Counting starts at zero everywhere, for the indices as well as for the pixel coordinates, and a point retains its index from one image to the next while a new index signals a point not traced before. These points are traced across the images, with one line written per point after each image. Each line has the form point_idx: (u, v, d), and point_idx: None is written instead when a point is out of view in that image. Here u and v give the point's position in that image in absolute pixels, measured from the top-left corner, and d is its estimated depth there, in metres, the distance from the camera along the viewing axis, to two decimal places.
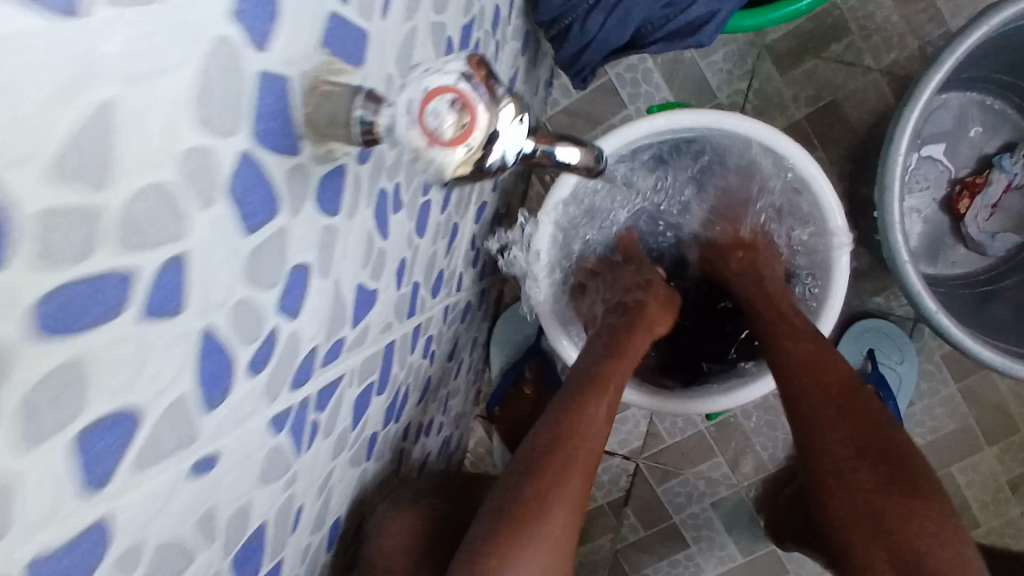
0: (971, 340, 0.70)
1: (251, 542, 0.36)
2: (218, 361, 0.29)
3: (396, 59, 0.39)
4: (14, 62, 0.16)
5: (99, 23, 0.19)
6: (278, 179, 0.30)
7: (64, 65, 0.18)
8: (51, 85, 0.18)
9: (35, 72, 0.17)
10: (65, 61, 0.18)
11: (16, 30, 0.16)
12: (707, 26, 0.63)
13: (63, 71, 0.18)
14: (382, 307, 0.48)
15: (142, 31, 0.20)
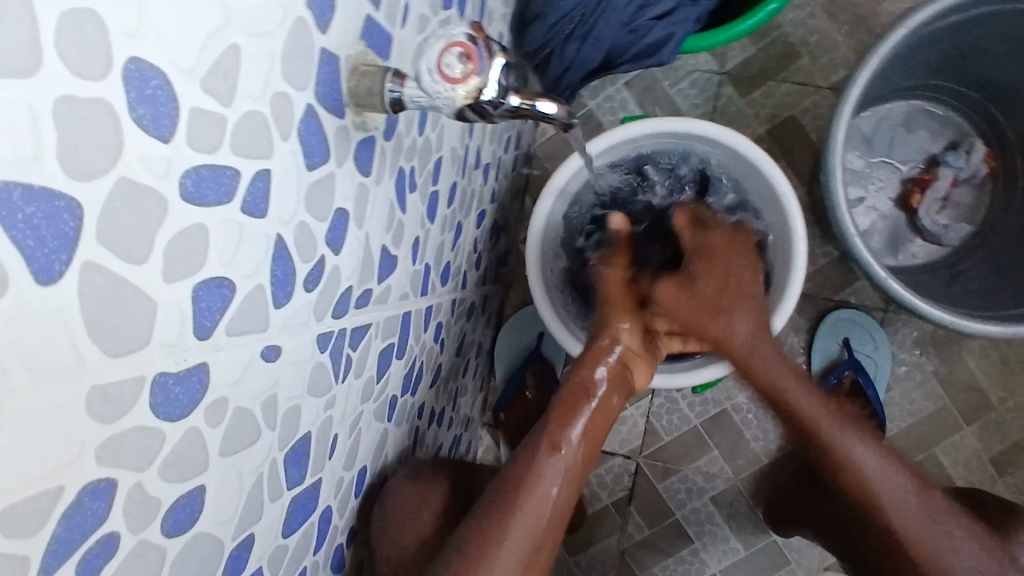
0: (919, 300, 0.77)
1: (298, 448, 0.43)
2: (285, 266, 0.37)
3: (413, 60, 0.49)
4: (189, 6, 0.26)
5: None
6: (331, 135, 0.39)
7: (211, 14, 0.28)
8: (204, 26, 0.27)
9: (196, 15, 0.27)
10: (212, 12, 0.28)
11: None
12: (666, 47, 0.75)
13: (210, 18, 0.28)
14: (401, 275, 0.57)
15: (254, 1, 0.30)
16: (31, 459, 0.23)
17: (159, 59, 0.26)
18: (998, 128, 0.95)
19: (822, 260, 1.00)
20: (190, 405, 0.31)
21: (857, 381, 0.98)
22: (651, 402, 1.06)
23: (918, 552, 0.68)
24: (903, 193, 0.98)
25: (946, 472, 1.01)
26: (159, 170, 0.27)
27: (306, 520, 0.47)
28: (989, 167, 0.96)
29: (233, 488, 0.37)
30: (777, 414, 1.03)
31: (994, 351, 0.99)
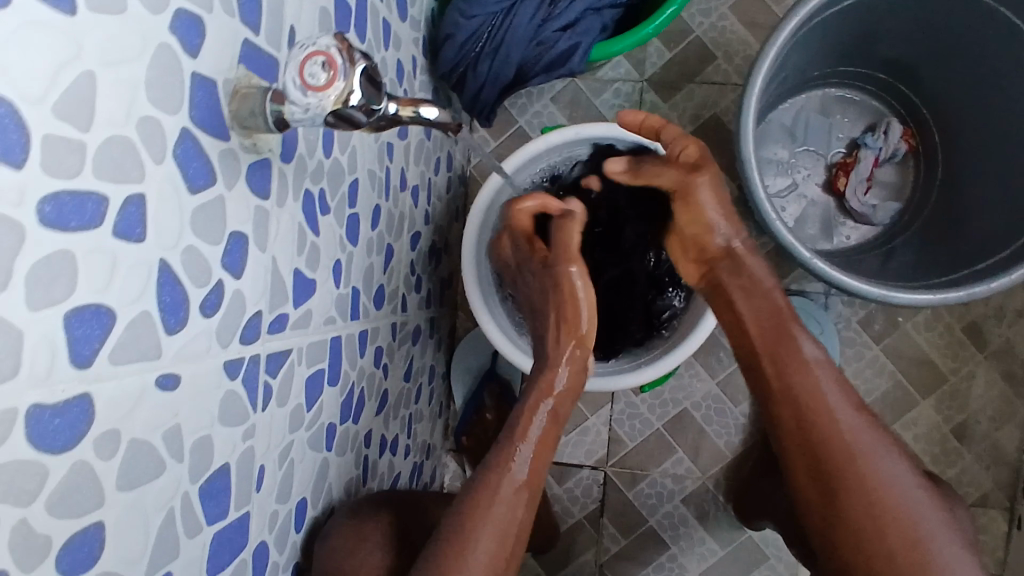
0: (837, 273, 0.79)
1: (216, 481, 0.42)
2: (174, 293, 0.37)
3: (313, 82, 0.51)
4: (31, 36, 0.26)
5: (81, 22, 0.29)
6: (214, 159, 0.39)
7: (63, 43, 0.28)
8: (55, 55, 0.28)
9: (45, 43, 0.27)
10: (64, 41, 0.28)
11: (33, 18, 0.26)
12: (574, 56, 0.77)
13: (62, 46, 0.28)
14: (323, 299, 0.56)
15: (113, 29, 0.31)
16: None
17: (3, 87, 0.25)
18: (913, 107, 0.99)
19: (760, 251, 1.02)
20: (73, 437, 0.30)
21: None
22: (611, 409, 1.05)
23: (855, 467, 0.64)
24: (829, 178, 1.01)
25: (910, 448, 1.02)
26: (12, 197, 0.26)
27: (236, 555, 0.46)
28: (908, 144, 1.00)
29: (137, 525, 0.36)
30: (735, 407, 1.03)
31: (939, 323, 1.02)
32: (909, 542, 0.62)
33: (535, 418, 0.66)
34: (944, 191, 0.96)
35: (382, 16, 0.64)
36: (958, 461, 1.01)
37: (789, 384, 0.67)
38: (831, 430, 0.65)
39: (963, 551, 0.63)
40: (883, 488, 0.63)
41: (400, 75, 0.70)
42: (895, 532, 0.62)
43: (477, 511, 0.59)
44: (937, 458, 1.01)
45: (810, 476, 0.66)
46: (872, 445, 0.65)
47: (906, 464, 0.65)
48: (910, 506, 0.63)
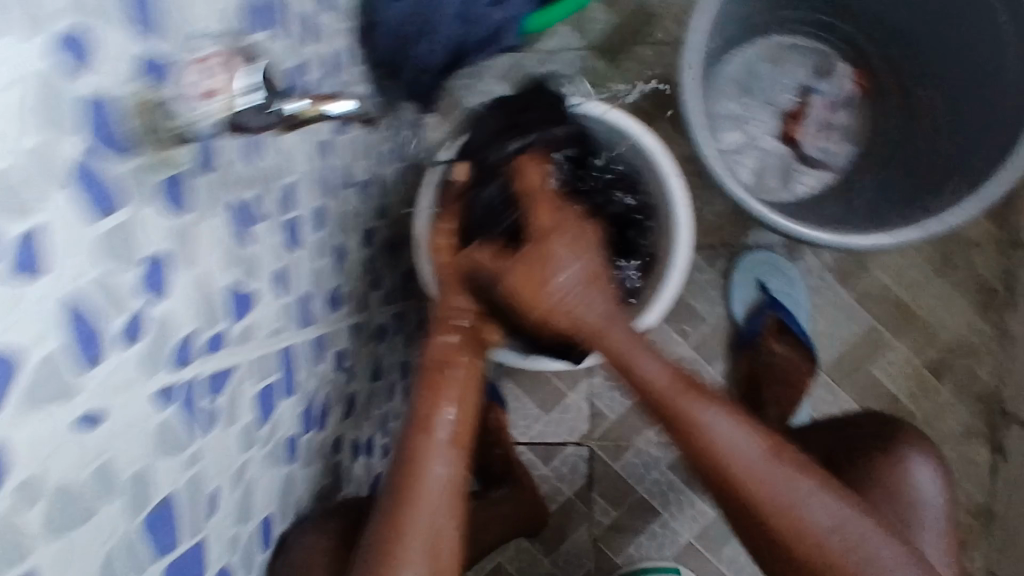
0: (790, 225, 0.77)
1: (159, 512, 0.41)
2: (87, 327, 0.35)
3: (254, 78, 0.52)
4: None
5: None
6: (118, 181, 0.37)
7: None
8: None
9: None
10: None
11: None
12: (506, 30, 0.76)
13: None
14: (266, 310, 0.54)
15: None
16: None
17: None
18: (861, 47, 0.98)
19: (724, 209, 1.01)
20: None
21: (781, 320, 0.99)
22: (590, 384, 1.05)
23: (773, 518, 0.66)
24: (783, 128, 1.02)
25: (887, 390, 1.03)
26: None
27: None
28: (858, 86, 1.01)
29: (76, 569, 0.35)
30: (711, 368, 1.03)
31: (905, 263, 1.02)
32: (789, 517, 0.65)
33: (446, 409, 0.62)
34: (902, 129, 0.95)
35: (303, 7, 0.61)
36: (936, 398, 1.02)
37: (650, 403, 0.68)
38: (749, 493, 0.66)
39: (860, 525, 0.65)
40: (718, 459, 0.66)
41: (333, 67, 0.68)
42: (765, 495, 0.65)
43: (397, 526, 0.58)
44: (915, 396, 1.02)
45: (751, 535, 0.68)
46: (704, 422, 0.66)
47: (760, 442, 0.66)
48: (749, 477, 0.66)
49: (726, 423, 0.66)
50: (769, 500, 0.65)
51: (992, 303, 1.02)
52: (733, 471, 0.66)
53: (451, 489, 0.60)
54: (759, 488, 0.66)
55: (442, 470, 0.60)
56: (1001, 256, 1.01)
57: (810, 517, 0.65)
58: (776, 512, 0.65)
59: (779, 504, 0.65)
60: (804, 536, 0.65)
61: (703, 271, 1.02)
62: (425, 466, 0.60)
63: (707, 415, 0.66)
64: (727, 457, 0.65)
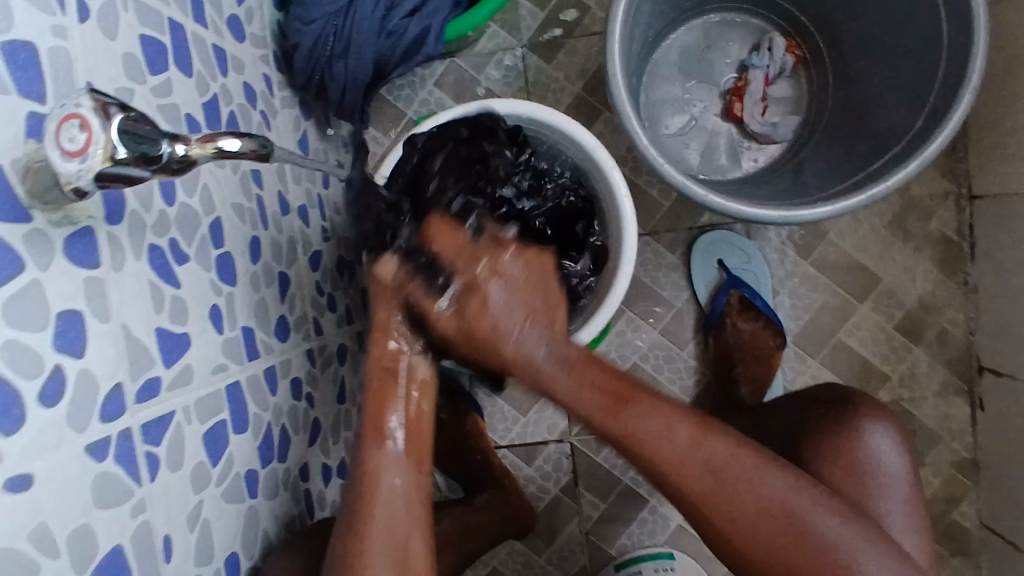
0: (733, 204, 0.77)
1: (108, 563, 0.42)
2: (1, 393, 0.35)
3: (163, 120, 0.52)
4: None
5: None
6: (16, 244, 0.37)
7: None
8: None
9: None
10: None
11: None
12: (427, 40, 0.76)
13: None
14: (205, 349, 0.54)
15: None
16: None
17: None
18: (792, 17, 1.00)
19: (675, 193, 1.01)
20: None
21: (744, 297, 0.99)
22: None
23: (714, 500, 0.63)
24: (725, 106, 1.01)
25: (859, 353, 1.03)
26: None
27: None
28: (795, 56, 1.01)
29: None
30: (683, 351, 1.03)
31: (862, 226, 1.03)
32: (727, 502, 0.63)
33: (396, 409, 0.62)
34: (840, 94, 0.96)
35: (211, 41, 0.61)
36: (907, 356, 1.03)
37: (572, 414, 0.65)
38: (686, 477, 0.64)
39: (804, 494, 0.63)
40: (651, 449, 0.64)
41: (253, 97, 0.67)
42: (695, 482, 0.63)
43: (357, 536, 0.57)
44: (886, 356, 1.03)
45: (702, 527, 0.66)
46: (631, 413, 0.64)
47: (686, 429, 0.64)
48: (682, 462, 0.63)
49: (652, 411, 0.64)
50: (708, 482, 0.63)
51: (954, 258, 1.02)
52: (668, 459, 0.64)
53: (410, 492, 0.59)
54: (697, 472, 0.63)
55: (397, 472, 0.59)
56: (957, 210, 1.02)
57: (752, 492, 0.63)
58: (716, 494, 0.63)
59: (717, 484, 0.63)
60: (742, 520, 0.63)
61: (663, 256, 1.03)
62: (381, 472, 0.59)
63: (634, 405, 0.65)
64: (658, 445, 0.64)
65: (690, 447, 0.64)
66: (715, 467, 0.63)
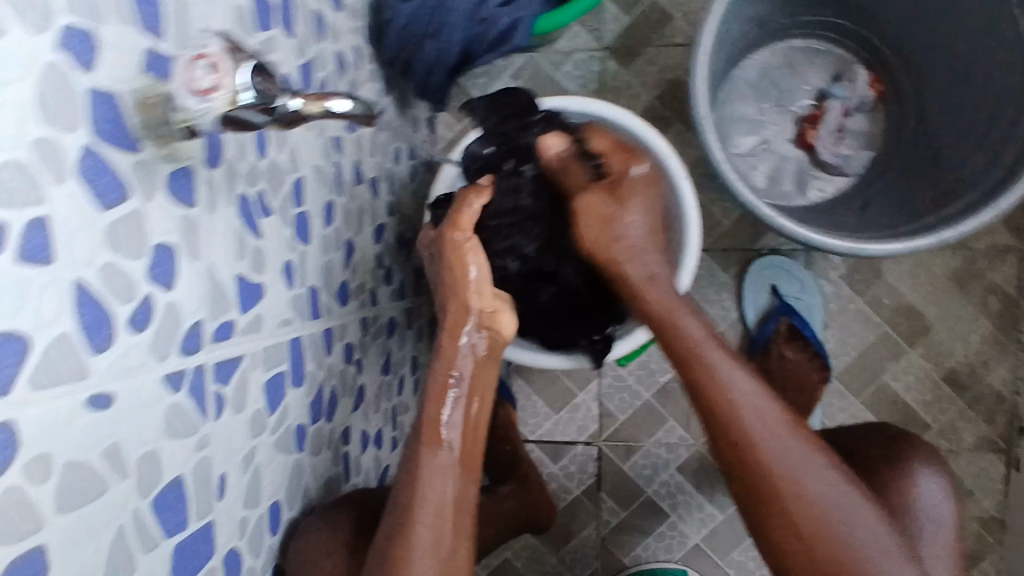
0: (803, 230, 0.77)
1: (172, 492, 0.43)
2: (96, 311, 0.36)
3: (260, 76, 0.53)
4: None
5: None
6: (126, 171, 0.39)
7: None
8: None
9: None
10: None
11: None
12: (516, 32, 0.76)
13: None
14: (275, 301, 0.56)
15: None
16: None
17: None
18: (878, 52, 0.98)
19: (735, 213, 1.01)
20: (4, 461, 0.31)
21: (794, 325, 0.98)
22: (599, 384, 1.05)
23: (784, 481, 0.64)
24: (800, 133, 1.01)
25: (901, 398, 1.02)
26: None
27: (205, 563, 0.46)
28: (876, 91, 1.00)
29: (87, 543, 0.36)
30: None
31: (922, 270, 1.01)
32: (795, 481, 0.64)
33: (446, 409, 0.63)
34: (916, 134, 0.95)
35: (314, 7, 0.63)
36: (950, 407, 1.01)
37: (676, 340, 0.69)
38: (762, 450, 0.65)
39: (863, 511, 0.64)
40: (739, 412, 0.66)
41: (343, 65, 0.69)
42: (771, 452, 0.65)
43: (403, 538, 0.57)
44: (929, 405, 1.01)
45: (753, 507, 0.66)
46: (726, 377, 0.67)
47: (782, 414, 0.66)
48: (763, 434, 0.65)
49: (748, 381, 0.67)
50: (784, 459, 0.65)
51: (1013, 316, 1.00)
52: (752, 430, 0.65)
53: (460, 499, 0.60)
54: (771, 448, 0.65)
55: (448, 478, 0.60)
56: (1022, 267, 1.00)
57: (817, 486, 0.64)
58: (784, 475, 0.64)
59: (789, 466, 0.64)
60: (799, 502, 0.64)
61: (715, 274, 1.02)
62: (429, 481, 0.60)
63: (732, 370, 0.67)
64: (745, 412, 0.66)
65: (776, 422, 0.66)
66: (792, 450, 0.65)
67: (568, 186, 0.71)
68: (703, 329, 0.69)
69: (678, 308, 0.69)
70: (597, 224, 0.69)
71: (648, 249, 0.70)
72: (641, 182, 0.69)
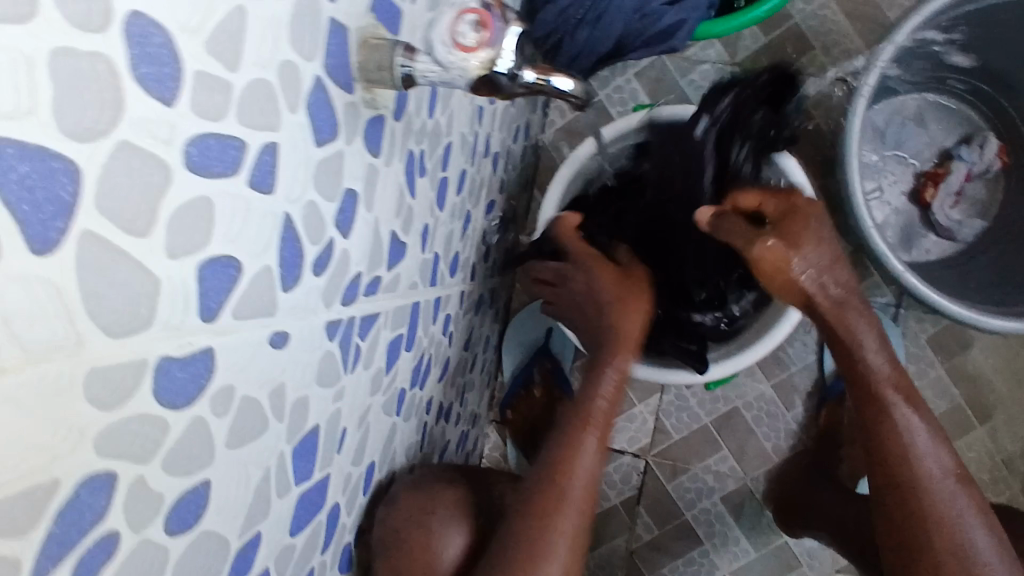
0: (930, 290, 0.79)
1: (307, 441, 0.42)
2: (294, 249, 0.35)
3: None
4: None
5: None
6: (339, 110, 0.37)
7: None
8: None
9: None
10: None
11: None
12: (679, 33, 0.74)
13: None
14: (410, 263, 0.55)
15: None
16: (15, 467, 0.21)
17: (163, 15, 0.24)
18: (1010, 123, 0.96)
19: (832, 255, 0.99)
20: (195, 392, 0.29)
21: None
22: (660, 400, 1.04)
23: (942, 529, 0.65)
24: (916, 188, 0.98)
25: None
26: (163, 137, 0.25)
27: (315, 516, 0.46)
28: (1001, 162, 0.97)
29: (240, 482, 0.35)
30: (788, 412, 1.01)
31: (1007, 349, 0.98)
32: (953, 535, 0.65)
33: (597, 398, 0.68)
34: None
35: None
36: (1006, 490, 0.99)
37: (863, 374, 0.70)
38: (924, 496, 0.67)
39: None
40: (913, 455, 0.67)
41: None
42: (932, 498, 0.66)
43: (546, 513, 0.59)
44: (986, 485, 0.98)
45: (900, 547, 0.68)
46: (903, 422, 0.68)
47: (947, 470, 0.68)
48: (929, 480, 0.67)
49: (924, 431, 0.68)
50: (945, 510, 0.66)
51: None
52: (915, 473, 0.67)
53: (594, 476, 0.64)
54: (936, 495, 0.67)
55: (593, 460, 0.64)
56: None
57: (973, 544, 0.65)
58: (945, 525, 0.66)
59: (947, 521, 0.66)
60: (954, 554, 0.65)
61: None
62: (578, 459, 0.63)
63: (909, 416, 0.69)
64: (915, 455, 0.67)
65: (941, 473, 0.68)
66: (952, 506, 0.66)
67: (735, 237, 0.70)
68: (887, 369, 0.70)
69: (874, 343, 0.70)
70: (771, 270, 0.69)
71: (841, 283, 0.70)
72: (808, 216, 0.70)
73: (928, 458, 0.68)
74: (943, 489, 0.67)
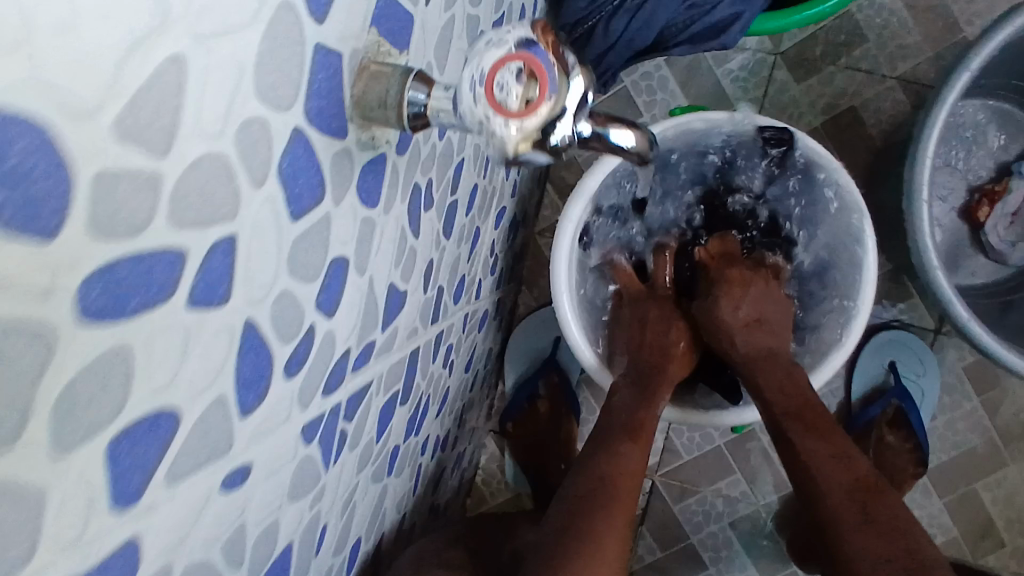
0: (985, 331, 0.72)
1: (275, 566, 0.33)
2: (258, 361, 0.26)
3: (462, 35, 0.42)
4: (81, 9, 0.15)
5: None
6: (326, 165, 0.28)
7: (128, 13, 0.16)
8: (116, 41, 0.16)
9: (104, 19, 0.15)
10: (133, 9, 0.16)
11: None
12: (732, 27, 0.63)
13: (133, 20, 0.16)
14: (410, 310, 0.46)
15: None
16: None
17: (26, 101, 0.14)
18: None
19: None
20: None
21: (902, 409, 0.90)
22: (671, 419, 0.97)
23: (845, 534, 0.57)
24: (968, 204, 0.89)
25: (984, 510, 0.93)
26: (38, 291, 0.15)
27: None
28: None
29: None
30: None
31: None
32: (867, 540, 0.55)
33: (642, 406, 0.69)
34: None
35: None
36: None
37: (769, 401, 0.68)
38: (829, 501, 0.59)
39: None
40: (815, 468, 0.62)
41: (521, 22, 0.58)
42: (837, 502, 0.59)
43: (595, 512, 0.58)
44: (1012, 524, 0.92)
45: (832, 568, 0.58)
46: (805, 438, 0.64)
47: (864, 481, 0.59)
48: (831, 487, 0.60)
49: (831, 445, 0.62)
50: (848, 514, 0.58)
51: None
52: (816, 481, 0.61)
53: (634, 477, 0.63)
54: (836, 499, 0.59)
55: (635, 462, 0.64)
56: None
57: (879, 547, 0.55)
58: (848, 529, 0.57)
59: (854, 522, 0.57)
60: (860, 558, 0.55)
61: None
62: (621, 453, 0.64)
63: (818, 429, 0.64)
64: (817, 465, 0.62)
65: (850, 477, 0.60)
66: (865, 512, 0.57)
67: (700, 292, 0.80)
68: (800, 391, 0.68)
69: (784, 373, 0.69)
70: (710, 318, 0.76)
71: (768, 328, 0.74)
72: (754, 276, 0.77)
73: (832, 464, 0.61)
74: (852, 492, 0.59)
